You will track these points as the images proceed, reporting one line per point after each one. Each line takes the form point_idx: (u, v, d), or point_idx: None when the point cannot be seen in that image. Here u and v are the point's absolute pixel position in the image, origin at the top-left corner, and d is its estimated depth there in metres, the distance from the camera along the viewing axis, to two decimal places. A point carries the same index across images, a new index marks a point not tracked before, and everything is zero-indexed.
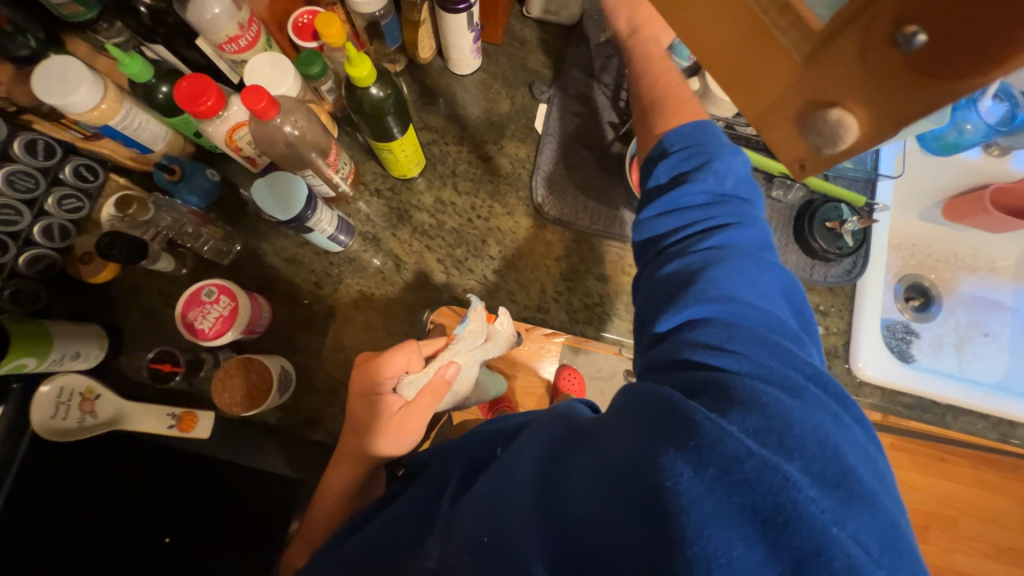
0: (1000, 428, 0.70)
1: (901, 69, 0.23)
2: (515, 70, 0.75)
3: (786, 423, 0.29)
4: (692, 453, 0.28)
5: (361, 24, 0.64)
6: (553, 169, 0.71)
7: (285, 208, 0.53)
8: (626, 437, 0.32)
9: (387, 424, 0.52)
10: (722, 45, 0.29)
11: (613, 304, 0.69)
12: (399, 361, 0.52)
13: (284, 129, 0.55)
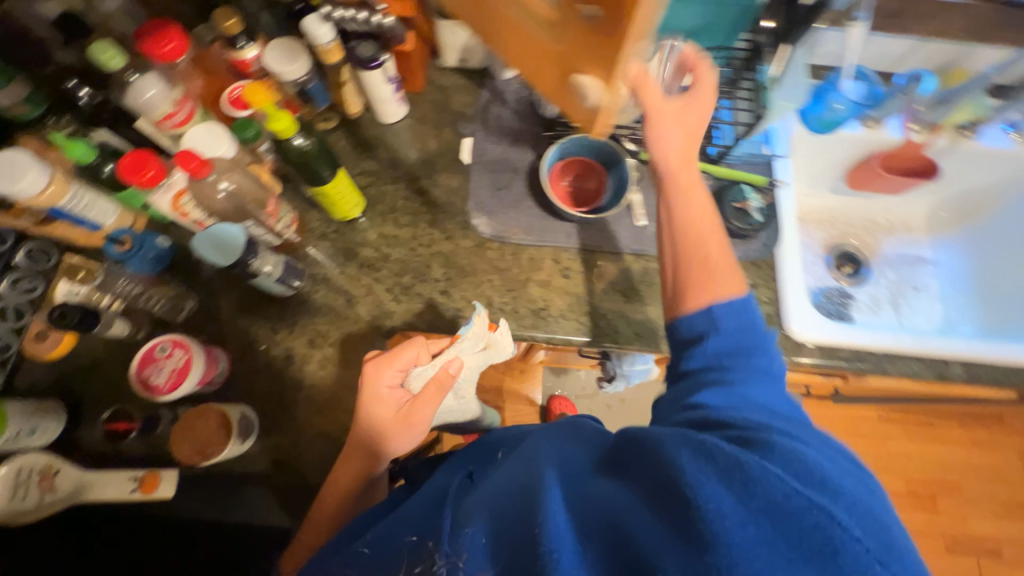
0: (935, 369, 0.74)
1: (592, 36, 0.34)
2: (440, 113, 0.83)
3: (821, 476, 0.33)
4: (740, 485, 0.31)
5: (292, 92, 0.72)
6: (484, 193, 0.77)
7: (225, 256, 0.57)
8: (682, 456, 0.35)
9: (394, 414, 0.57)
10: (524, 50, 0.42)
11: (557, 307, 0.73)
12: (409, 355, 0.58)
13: (219, 187, 0.59)
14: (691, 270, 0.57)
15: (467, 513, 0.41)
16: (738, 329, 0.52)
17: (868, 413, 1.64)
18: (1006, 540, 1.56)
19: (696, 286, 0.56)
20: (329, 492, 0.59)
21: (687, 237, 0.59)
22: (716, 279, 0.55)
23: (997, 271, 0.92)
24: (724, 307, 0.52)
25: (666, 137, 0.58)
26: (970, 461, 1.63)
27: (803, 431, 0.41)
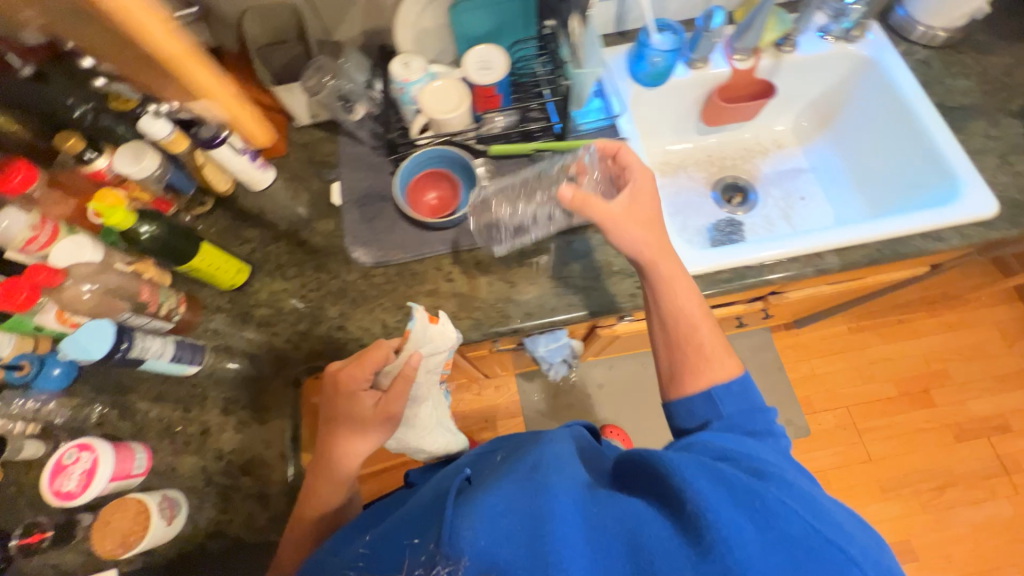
0: (814, 263, 0.76)
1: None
2: (308, 167, 0.89)
3: (812, 501, 0.44)
4: (761, 518, 0.40)
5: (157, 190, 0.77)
6: (358, 227, 0.82)
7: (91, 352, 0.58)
8: (707, 484, 0.42)
9: (367, 413, 0.63)
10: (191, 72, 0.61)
11: (447, 310, 0.76)
12: (374, 358, 0.63)
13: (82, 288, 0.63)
14: (687, 339, 0.64)
15: (472, 512, 0.40)
16: (744, 412, 0.59)
17: (838, 328, 1.66)
18: (1011, 412, 1.54)
19: (698, 361, 0.63)
20: (312, 499, 0.65)
21: (688, 318, 0.65)
22: (718, 358, 0.62)
23: (865, 156, 0.95)
24: (724, 391, 0.60)
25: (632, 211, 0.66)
26: (950, 345, 1.63)
27: (790, 467, 0.52)
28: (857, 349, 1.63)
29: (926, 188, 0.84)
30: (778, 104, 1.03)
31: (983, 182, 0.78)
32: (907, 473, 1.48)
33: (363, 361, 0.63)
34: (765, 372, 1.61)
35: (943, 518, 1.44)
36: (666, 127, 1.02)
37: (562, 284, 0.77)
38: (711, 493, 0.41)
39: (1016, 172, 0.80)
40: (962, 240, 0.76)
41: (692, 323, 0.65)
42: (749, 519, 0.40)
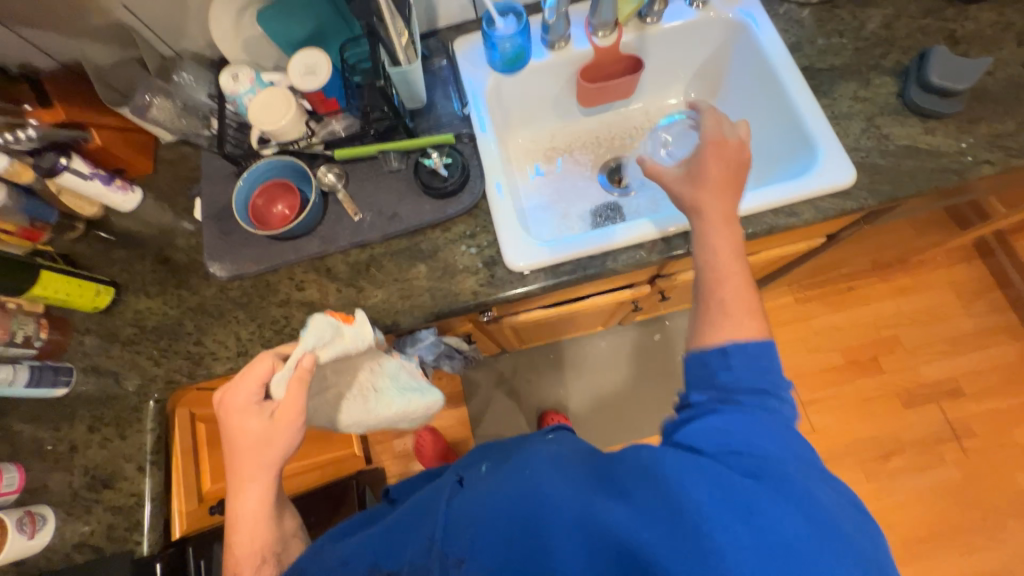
0: (658, 249, 0.75)
1: None
2: (175, 183, 0.90)
3: (821, 513, 0.43)
4: (756, 529, 0.41)
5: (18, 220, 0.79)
6: (212, 240, 0.82)
7: None
8: (696, 481, 0.44)
9: (264, 428, 0.57)
10: None
11: (298, 319, 0.78)
12: (263, 370, 0.60)
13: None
14: (713, 297, 0.61)
15: (461, 521, 0.49)
16: (755, 380, 0.53)
17: (784, 299, 1.61)
18: (963, 375, 1.49)
19: (722, 316, 0.59)
20: (239, 528, 0.60)
21: (712, 273, 0.62)
22: (745, 317, 0.58)
23: (746, 126, 0.91)
24: (740, 350, 0.55)
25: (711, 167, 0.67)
26: (903, 310, 1.57)
27: (790, 437, 0.48)
28: (804, 319, 1.59)
29: (794, 157, 0.81)
30: (661, 75, 0.98)
31: (841, 147, 0.74)
32: (851, 442, 1.46)
33: (250, 375, 0.60)
34: None
35: (888, 486, 1.41)
36: (544, 111, 0.99)
37: (407, 286, 0.77)
38: (697, 488, 0.44)
39: (881, 136, 0.75)
40: (817, 214, 0.73)
41: (711, 270, 0.62)
42: (738, 517, 0.42)
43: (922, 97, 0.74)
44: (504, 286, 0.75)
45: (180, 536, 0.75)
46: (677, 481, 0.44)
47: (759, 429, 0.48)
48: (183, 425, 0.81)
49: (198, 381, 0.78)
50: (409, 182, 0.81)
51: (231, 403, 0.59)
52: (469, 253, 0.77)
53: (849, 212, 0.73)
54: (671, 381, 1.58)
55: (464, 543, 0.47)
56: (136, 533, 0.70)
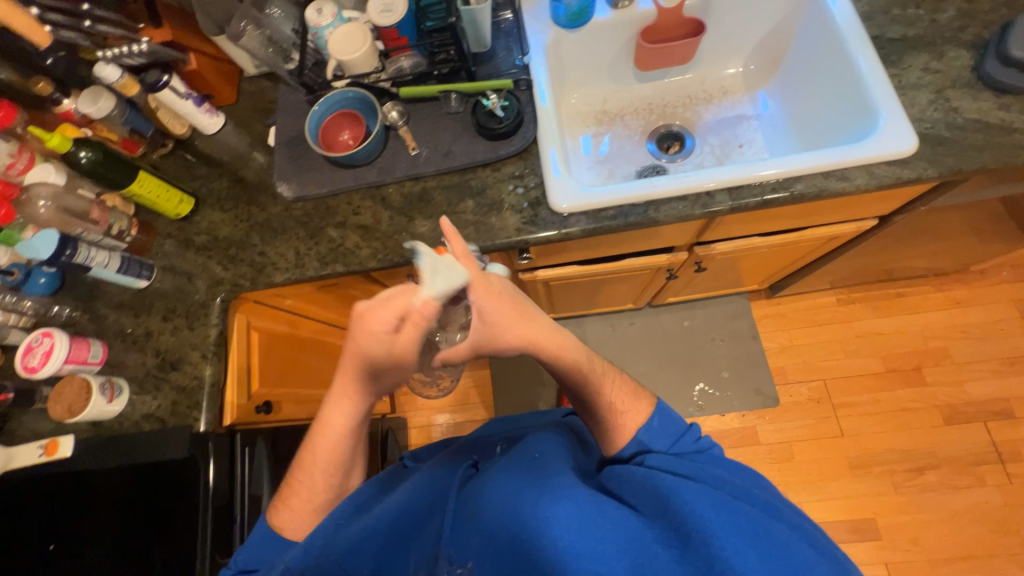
0: (701, 202, 0.76)
1: None
2: (253, 113, 0.99)
3: (796, 525, 0.51)
4: (756, 536, 0.48)
5: (122, 131, 0.89)
6: (282, 164, 0.89)
7: (41, 250, 0.73)
8: (690, 493, 0.51)
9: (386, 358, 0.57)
10: None
11: (351, 240, 0.83)
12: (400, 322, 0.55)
13: (39, 204, 0.77)
14: (601, 405, 0.65)
15: (474, 510, 0.55)
16: (677, 441, 0.62)
17: (826, 299, 1.56)
18: (1017, 397, 1.40)
19: (624, 407, 0.65)
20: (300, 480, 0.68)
21: (589, 387, 0.64)
22: (637, 401, 0.66)
23: (805, 100, 0.90)
24: (648, 434, 0.63)
25: (495, 308, 0.59)
26: (956, 323, 1.49)
27: (731, 468, 0.60)
28: (845, 322, 1.53)
29: (855, 126, 0.79)
30: (720, 44, 0.98)
31: (905, 115, 0.73)
32: (883, 451, 1.40)
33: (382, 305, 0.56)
34: (739, 341, 1.56)
35: (919, 501, 1.35)
36: (601, 73, 1.01)
37: (454, 219, 0.81)
38: (685, 496, 0.51)
39: (950, 108, 0.73)
40: (872, 180, 0.72)
41: (593, 381, 0.64)
42: (730, 523, 0.49)
43: (999, 71, 0.72)
44: (546, 225, 0.78)
45: (230, 424, 0.83)
46: (668, 493, 0.52)
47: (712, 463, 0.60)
48: (242, 328, 0.90)
49: (258, 287, 0.85)
50: (466, 123, 0.85)
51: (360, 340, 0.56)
52: (516, 193, 0.81)
53: (906, 181, 0.71)
54: (698, 368, 1.55)
55: (474, 547, 0.53)
56: (196, 411, 0.79)
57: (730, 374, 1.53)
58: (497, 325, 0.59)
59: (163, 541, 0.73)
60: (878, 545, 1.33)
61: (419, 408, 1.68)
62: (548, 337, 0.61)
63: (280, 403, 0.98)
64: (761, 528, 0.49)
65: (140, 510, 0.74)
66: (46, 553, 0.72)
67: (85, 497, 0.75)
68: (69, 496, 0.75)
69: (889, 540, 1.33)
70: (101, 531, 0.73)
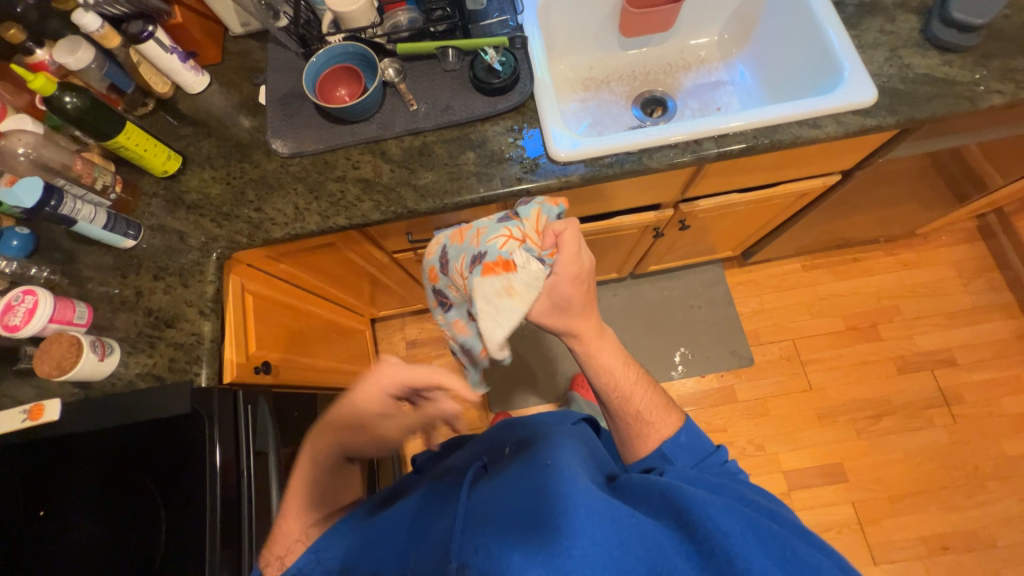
0: (690, 150, 0.81)
1: None
2: (240, 73, 0.96)
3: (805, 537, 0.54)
4: (770, 543, 0.51)
5: (101, 86, 0.85)
6: (276, 121, 0.88)
7: (24, 199, 0.69)
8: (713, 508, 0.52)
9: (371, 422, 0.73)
10: None
11: (352, 194, 0.84)
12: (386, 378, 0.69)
13: (17, 152, 0.73)
14: (630, 414, 0.75)
15: (483, 513, 0.55)
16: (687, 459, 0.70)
17: (792, 266, 1.68)
18: (957, 347, 1.56)
19: (652, 417, 0.74)
20: (297, 479, 0.73)
21: (621, 393, 0.75)
22: (664, 416, 0.75)
23: (775, 64, 0.98)
24: (672, 447, 0.71)
25: (557, 292, 0.70)
26: (905, 283, 1.64)
27: (739, 482, 0.65)
28: (810, 286, 1.65)
29: (821, 84, 0.87)
30: (697, 14, 1.05)
31: (865, 70, 0.82)
32: (846, 401, 1.52)
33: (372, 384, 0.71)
34: (715, 307, 1.65)
35: (878, 444, 1.48)
36: (588, 40, 1.06)
37: (456, 170, 0.83)
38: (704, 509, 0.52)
39: (903, 64, 0.82)
40: (839, 127, 0.79)
41: (627, 388, 0.75)
42: (757, 541, 0.50)
43: (943, 31, 0.81)
44: (546, 174, 0.82)
45: (230, 382, 0.81)
46: (691, 507, 0.53)
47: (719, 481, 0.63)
48: (237, 289, 0.88)
49: (255, 244, 0.84)
50: (464, 79, 0.87)
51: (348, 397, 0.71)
52: (517, 144, 0.84)
53: (869, 129, 0.79)
54: (678, 333, 1.63)
55: (476, 545, 0.51)
56: (196, 367, 0.77)
57: (708, 337, 1.62)
58: (569, 310, 0.72)
59: (170, 503, 0.71)
60: (844, 486, 1.45)
61: None
62: (591, 331, 0.74)
63: (278, 367, 0.97)
64: (784, 543, 0.51)
65: (144, 475, 0.72)
66: (37, 520, 0.69)
67: (76, 462, 0.72)
68: (62, 461, 0.72)
69: (854, 481, 1.45)
70: (98, 495, 0.71)
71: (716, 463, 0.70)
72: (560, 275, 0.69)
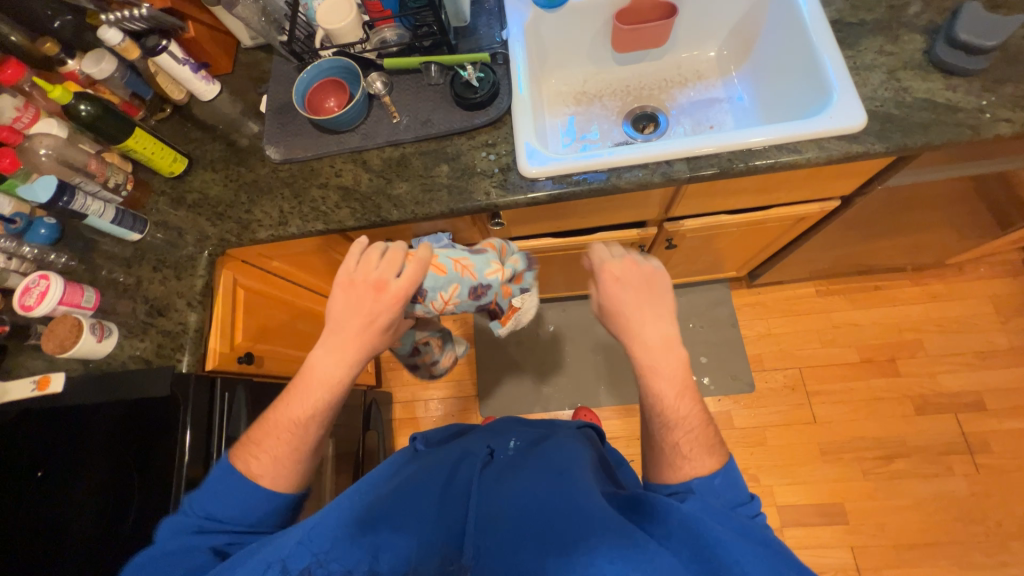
0: (661, 171, 0.80)
1: None
2: (248, 82, 1.04)
3: None
4: None
5: (123, 93, 0.95)
6: (271, 128, 0.94)
7: (41, 194, 0.78)
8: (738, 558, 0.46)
9: (352, 318, 0.64)
10: None
11: (331, 201, 0.88)
12: (408, 265, 0.66)
13: (40, 153, 0.82)
14: (665, 441, 0.61)
15: (496, 511, 0.56)
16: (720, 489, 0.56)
17: (805, 290, 1.59)
18: (988, 391, 1.43)
19: (690, 453, 0.59)
20: (304, 385, 0.64)
21: (664, 417, 0.61)
22: (701, 455, 0.59)
23: (772, 83, 0.94)
24: (703, 486, 0.56)
25: (615, 296, 0.65)
26: (932, 317, 1.51)
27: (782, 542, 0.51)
28: (824, 312, 1.56)
29: (814, 106, 0.83)
30: (695, 29, 1.03)
31: (856, 93, 0.77)
32: (854, 438, 1.43)
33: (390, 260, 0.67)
34: (719, 328, 1.59)
35: (887, 487, 1.37)
36: (581, 54, 1.06)
37: (429, 182, 0.86)
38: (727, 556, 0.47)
39: (900, 88, 0.77)
40: (822, 153, 0.76)
41: (671, 415, 0.61)
42: None
43: (948, 53, 0.76)
44: (515, 189, 0.83)
45: (212, 369, 0.89)
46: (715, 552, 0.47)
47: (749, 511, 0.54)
48: (229, 283, 0.95)
49: (243, 243, 0.90)
50: (445, 93, 0.90)
51: (351, 277, 0.65)
52: (489, 159, 0.85)
53: (854, 155, 0.75)
54: None
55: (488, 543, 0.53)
56: (179, 354, 0.85)
57: (708, 358, 1.56)
58: (622, 317, 0.64)
59: (144, 475, 0.77)
60: (844, 529, 1.35)
61: (406, 383, 1.72)
62: (658, 351, 0.61)
63: (262, 358, 1.05)
64: None
65: (128, 449, 0.78)
66: (32, 479, 0.77)
67: (76, 429, 0.80)
68: (62, 429, 0.80)
69: (855, 525, 1.35)
70: (90, 461, 0.78)
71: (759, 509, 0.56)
72: (624, 287, 0.66)
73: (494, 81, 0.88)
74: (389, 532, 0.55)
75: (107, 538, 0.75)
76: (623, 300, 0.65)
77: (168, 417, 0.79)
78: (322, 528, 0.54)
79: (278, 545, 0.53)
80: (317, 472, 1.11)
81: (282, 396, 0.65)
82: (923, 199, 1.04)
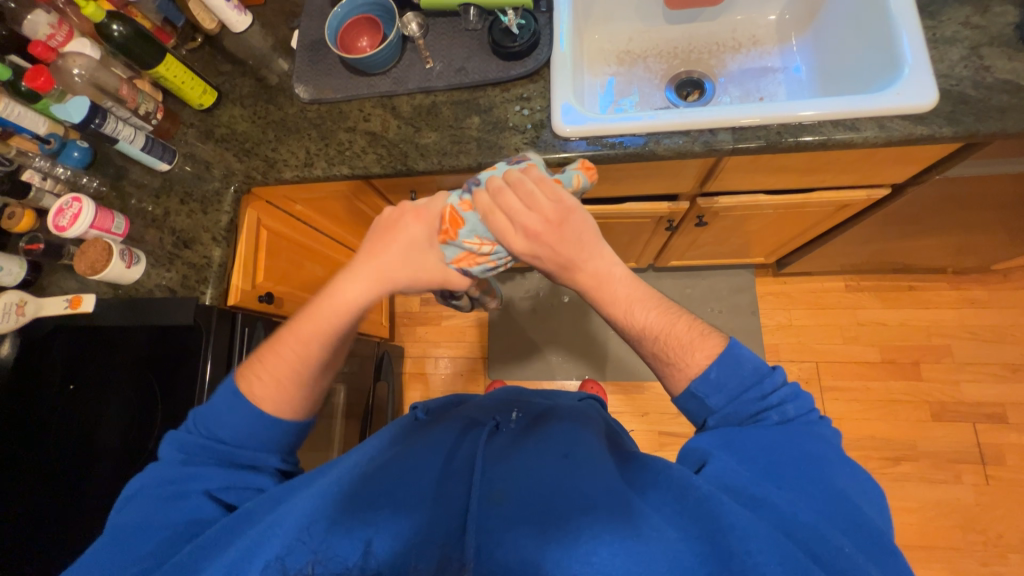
0: (702, 140, 0.76)
1: None
2: (279, 16, 1.00)
3: (881, 556, 0.45)
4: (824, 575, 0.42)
5: (156, 19, 0.93)
6: (300, 66, 0.91)
7: (74, 113, 0.78)
8: (766, 544, 0.44)
9: (379, 251, 0.65)
10: None
11: (357, 146, 0.86)
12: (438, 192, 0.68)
13: (74, 73, 0.82)
14: (646, 353, 0.62)
15: (503, 488, 0.53)
16: (733, 399, 0.56)
17: (834, 283, 1.54)
18: (1013, 404, 1.38)
19: (677, 357, 0.59)
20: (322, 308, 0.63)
21: (630, 331, 0.62)
22: (690, 351, 0.58)
23: (836, 54, 0.87)
24: (702, 386, 0.57)
25: (534, 258, 0.63)
26: (965, 323, 1.46)
27: (811, 444, 0.52)
28: (850, 308, 1.51)
29: (880, 82, 0.77)
30: None
31: (930, 70, 0.71)
32: (863, 437, 1.41)
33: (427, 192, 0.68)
34: (738, 314, 1.55)
35: (890, 488, 1.36)
36: (630, 7, 0.98)
37: (459, 134, 0.83)
38: (768, 544, 0.44)
39: (981, 66, 0.71)
40: (881, 133, 0.70)
41: (637, 333, 0.61)
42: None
43: None
44: (547, 147, 0.79)
45: (233, 305, 0.92)
46: (751, 551, 0.43)
47: (793, 454, 0.51)
48: (253, 222, 0.95)
49: (268, 182, 0.89)
50: (482, 42, 0.85)
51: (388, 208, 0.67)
52: (523, 113, 0.82)
53: (918, 138, 0.70)
54: None
55: (492, 528, 0.50)
56: (203, 286, 0.87)
57: None
58: (546, 257, 0.62)
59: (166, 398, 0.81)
60: None
61: (418, 340, 1.75)
62: (589, 269, 0.62)
63: (281, 299, 1.07)
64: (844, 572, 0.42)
65: (150, 375, 0.82)
66: (66, 392, 0.82)
67: (106, 350, 0.84)
68: (93, 348, 0.84)
69: None
70: (115, 382, 0.82)
71: (792, 418, 0.55)
72: (544, 256, 0.62)
73: (535, 28, 0.83)
74: (392, 515, 0.51)
75: (128, 453, 0.79)
76: (535, 258, 0.63)
77: (188, 349, 0.82)
78: (319, 519, 0.51)
79: (276, 534, 0.50)
80: (327, 414, 1.15)
81: (298, 325, 0.64)
82: (982, 196, 0.97)
